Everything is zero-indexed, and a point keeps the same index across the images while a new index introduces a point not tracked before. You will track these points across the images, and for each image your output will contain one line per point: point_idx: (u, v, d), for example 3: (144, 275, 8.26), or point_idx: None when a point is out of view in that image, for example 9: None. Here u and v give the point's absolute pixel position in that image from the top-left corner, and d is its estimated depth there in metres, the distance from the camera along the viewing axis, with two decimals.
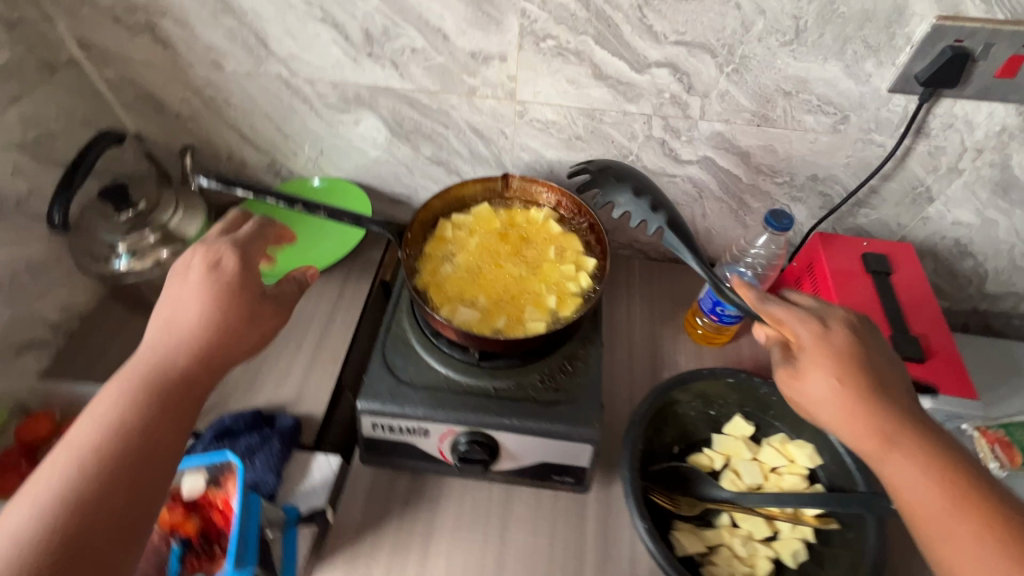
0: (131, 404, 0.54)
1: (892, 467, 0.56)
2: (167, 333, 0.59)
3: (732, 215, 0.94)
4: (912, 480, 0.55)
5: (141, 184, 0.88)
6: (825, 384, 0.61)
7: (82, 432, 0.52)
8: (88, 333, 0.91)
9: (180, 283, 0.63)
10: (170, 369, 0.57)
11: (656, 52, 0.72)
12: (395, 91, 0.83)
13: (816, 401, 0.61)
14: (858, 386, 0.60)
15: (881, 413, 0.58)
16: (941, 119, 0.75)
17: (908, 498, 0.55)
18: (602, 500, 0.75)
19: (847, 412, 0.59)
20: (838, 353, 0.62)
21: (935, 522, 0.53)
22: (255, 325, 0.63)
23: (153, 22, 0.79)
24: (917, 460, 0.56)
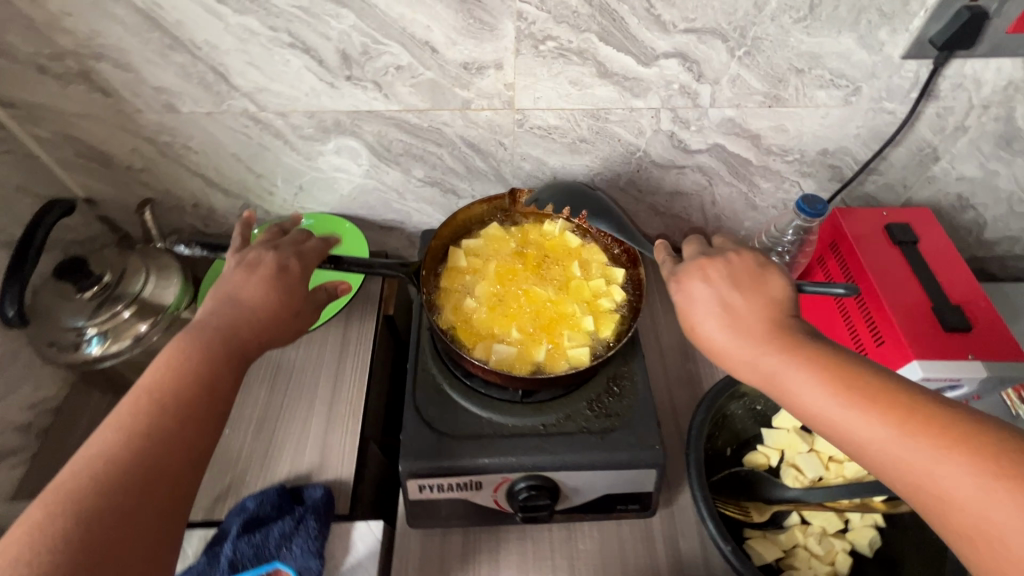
0: (180, 382, 0.52)
1: (788, 384, 0.51)
2: (223, 314, 0.59)
3: (743, 198, 0.90)
4: (816, 394, 0.50)
5: (100, 254, 0.78)
6: (709, 322, 0.56)
7: (128, 412, 0.50)
8: (64, 426, 0.81)
9: (243, 273, 0.63)
10: (220, 353, 0.56)
11: (665, 42, 0.68)
12: (380, 113, 0.75)
13: (710, 342, 0.56)
14: (731, 313, 0.56)
15: (775, 333, 0.54)
16: (950, 80, 0.74)
17: (819, 416, 0.50)
18: (667, 519, 0.72)
19: (737, 341, 0.54)
20: (702, 292, 0.58)
21: (857, 430, 0.47)
22: (301, 321, 0.64)
23: (88, 68, 0.68)
24: (815, 372, 0.50)
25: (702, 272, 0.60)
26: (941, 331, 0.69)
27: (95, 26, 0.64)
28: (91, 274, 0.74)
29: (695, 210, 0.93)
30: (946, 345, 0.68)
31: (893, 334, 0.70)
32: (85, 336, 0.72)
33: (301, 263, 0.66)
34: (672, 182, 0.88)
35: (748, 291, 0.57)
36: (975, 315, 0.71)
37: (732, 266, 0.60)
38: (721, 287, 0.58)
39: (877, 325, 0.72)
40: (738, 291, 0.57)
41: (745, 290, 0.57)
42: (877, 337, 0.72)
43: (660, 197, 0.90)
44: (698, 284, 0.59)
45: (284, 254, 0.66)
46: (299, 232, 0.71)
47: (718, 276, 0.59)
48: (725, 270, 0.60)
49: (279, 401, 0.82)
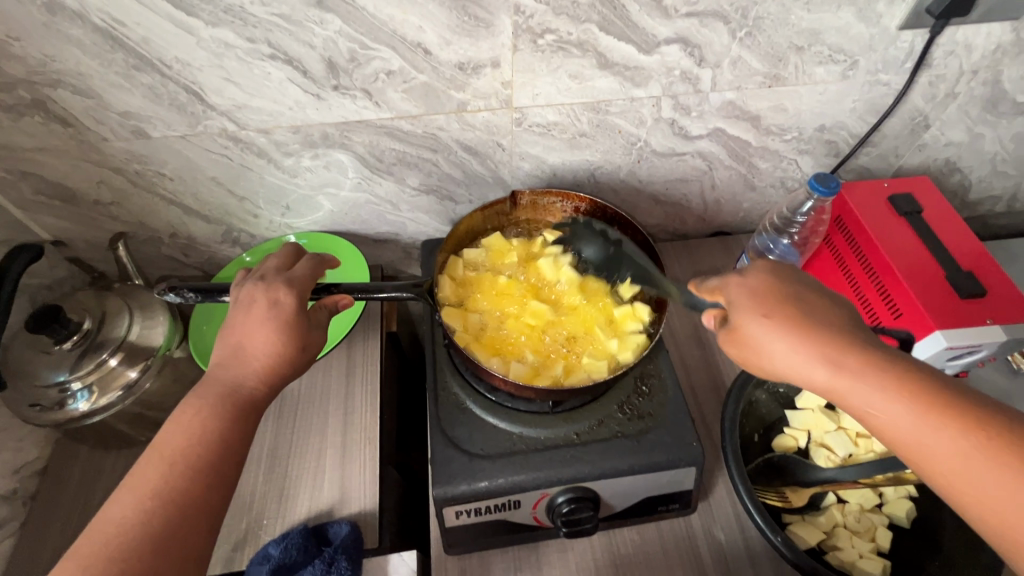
0: (196, 442, 0.49)
1: (862, 403, 0.45)
2: (231, 365, 0.54)
3: (742, 180, 0.89)
4: (902, 417, 0.43)
5: (76, 298, 0.71)
6: (764, 328, 0.49)
7: (144, 475, 0.47)
8: (52, 488, 0.74)
9: (240, 315, 0.56)
10: (235, 405, 0.52)
11: (666, 28, 0.65)
12: (371, 123, 0.70)
13: (767, 356, 0.49)
14: (793, 321, 0.49)
15: (843, 340, 0.47)
16: (943, 47, 0.74)
17: (901, 441, 0.44)
18: (708, 513, 0.70)
19: (801, 353, 0.47)
20: (755, 296, 0.51)
21: (951, 460, 0.41)
22: (310, 354, 0.58)
23: (44, 97, 0.62)
24: (897, 402, 0.44)
25: (760, 277, 0.53)
26: (956, 298, 0.70)
27: (49, 50, 0.58)
28: (67, 323, 0.67)
29: (695, 196, 0.91)
30: (964, 312, 0.69)
31: (911, 306, 0.70)
32: (70, 392, 0.66)
33: (297, 290, 0.59)
34: (672, 170, 0.86)
35: (812, 297, 0.51)
36: (984, 280, 0.72)
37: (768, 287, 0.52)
38: (777, 290, 0.51)
39: (893, 298, 0.72)
40: (796, 296, 0.51)
41: (806, 294, 0.51)
42: (894, 309, 0.72)
43: (660, 186, 0.88)
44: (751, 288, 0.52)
45: (276, 285, 0.58)
46: (287, 253, 0.64)
47: (773, 278, 0.53)
48: (780, 272, 0.53)
49: (289, 435, 0.77)
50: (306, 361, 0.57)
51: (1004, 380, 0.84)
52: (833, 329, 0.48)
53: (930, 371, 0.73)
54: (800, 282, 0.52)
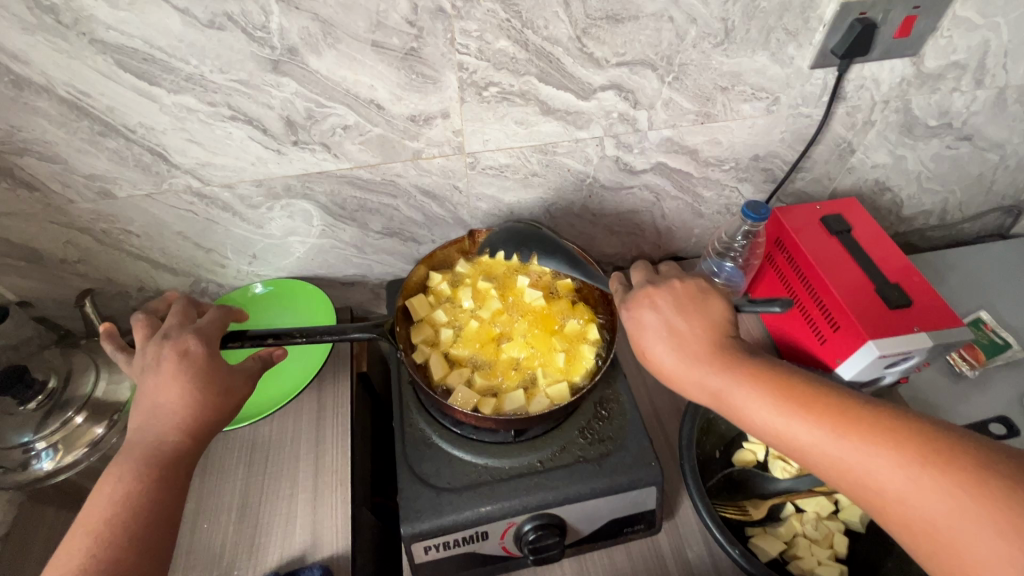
0: (120, 512, 0.51)
1: (739, 401, 0.56)
2: (150, 426, 0.55)
3: (689, 209, 0.95)
4: (766, 407, 0.54)
5: (42, 358, 0.72)
6: (660, 349, 0.61)
7: (68, 552, 0.48)
8: (16, 553, 0.73)
9: (150, 376, 0.57)
10: (159, 463, 0.54)
11: (600, 76, 0.72)
12: (332, 173, 0.74)
13: (665, 365, 0.60)
14: (679, 340, 0.60)
15: (719, 350, 0.59)
16: (854, 82, 0.82)
17: (770, 427, 0.54)
18: (675, 532, 0.72)
19: (687, 356, 0.59)
20: (651, 319, 0.62)
21: (804, 441, 0.52)
22: (236, 398, 0.60)
23: (10, 164, 0.64)
24: (759, 392, 0.55)
25: (654, 301, 0.64)
26: (886, 309, 0.75)
27: (16, 121, 0.61)
28: (33, 383, 0.68)
29: (647, 225, 0.96)
30: (894, 322, 0.74)
31: (847, 319, 0.74)
32: (34, 452, 0.66)
33: (207, 341, 0.61)
34: (622, 202, 0.91)
35: (692, 316, 0.62)
36: (911, 290, 0.78)
37: (676, 292, 0.64)
38: (672, 314, 0.62)
39: (831, 312, 0.77)
40: (684, 316, 0.62)
41: (689, 315, 0.62)
42: (833, 322, 0.77)
43: (613, 217, 0.93)
44: (650, 315, 0.63)
45: (183, 337, 0.60)
46: (184, 308, 0.65)
47: (667, 302, 0.64)
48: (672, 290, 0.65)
49: (256, 484, 0.77)
50: (233, 404, 0.59)
51: (947, 383, 0.88)
52: (711, 345, 0.60)
53: (873, 379, 0.77)
54: (689, 298, 0.63)
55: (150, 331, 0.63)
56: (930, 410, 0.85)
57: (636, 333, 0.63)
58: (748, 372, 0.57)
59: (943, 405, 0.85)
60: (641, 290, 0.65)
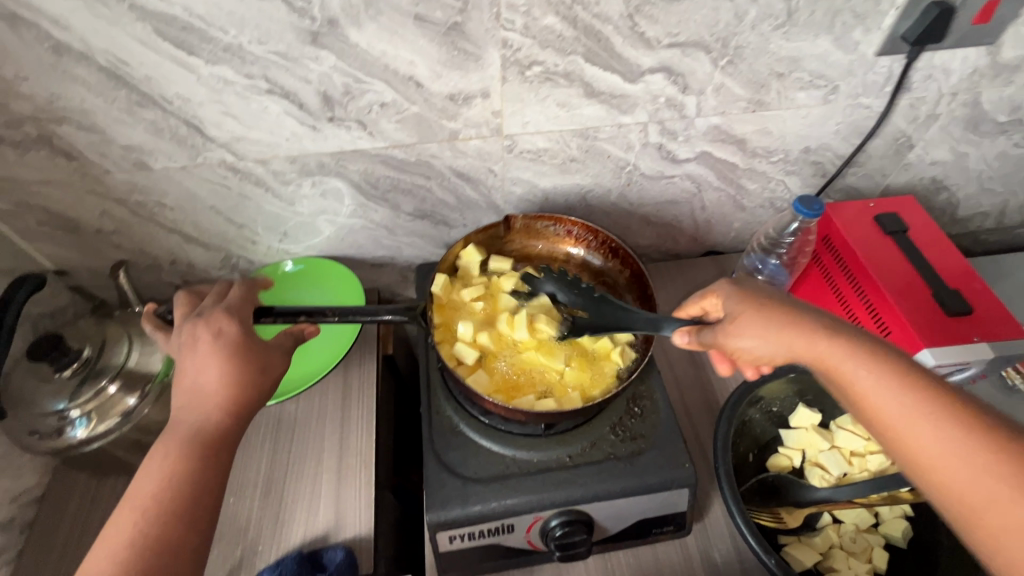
0: (165, 490, 0.50)
1: (858, 385, 0.48)
2: (191, 405, 0.55)
3: (731, 201, 0.91)
4: (890, 397, 0.47)
5: (77, 326, 0.73)
6: (757, 329, 0.53)
7: (117, 527, 0.49)
8: (51, 516, 0.74)
9: (186, 356, 0.57)
10: (203, 442, 0.53)
11: (649, 58, 0.68)
12: (366, 152, 0.72)
13: (760, 348, 0.53)
14: (785, 317, 0.52)
15: (831, 337, 0.50)
16: (921, 71, 0.76)
17: (888, 418, 0.47)
18: (704, 535, 0.70)
19: (788, 342, 0.51)
20: (738, 305, 0.55)
21: (935, 443, 0.44)
22: (274, 375, 0.59)
23: (49, 132, 0.64)
24: (889, 385, 0.47)
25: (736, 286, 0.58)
26: (942, 315, 0.71)
27: (55, 89, 0.60)
28: (68, 351, 0.68)
29: (686, 217, 0.93)
30: (950, 329, 0.69)
31: (899, 324, 0.70)
32: (69, 419, 0.67)
33: (240, 320, 0.60)
34: (662, 192, 0.87)
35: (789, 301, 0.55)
36: (970, 297, 0.73)
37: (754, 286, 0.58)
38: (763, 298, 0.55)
39: (881, 316, 0.73)
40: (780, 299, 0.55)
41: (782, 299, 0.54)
42: (883, 327, 0.73)
43: (651, 207, 0.90)
44: (745, 293, 0.57)
45: (217, 318, 0.59)
46: (222, 290, 0.65)
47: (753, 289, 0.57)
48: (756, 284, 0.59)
49: (283, 463, 0.77)
50: (270, 384, 0.59)
51: (999, 395, 0.83)
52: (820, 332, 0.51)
53: None
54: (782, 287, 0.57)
55: (190, 309, 0.62)
56: None
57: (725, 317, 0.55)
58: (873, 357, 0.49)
59: None
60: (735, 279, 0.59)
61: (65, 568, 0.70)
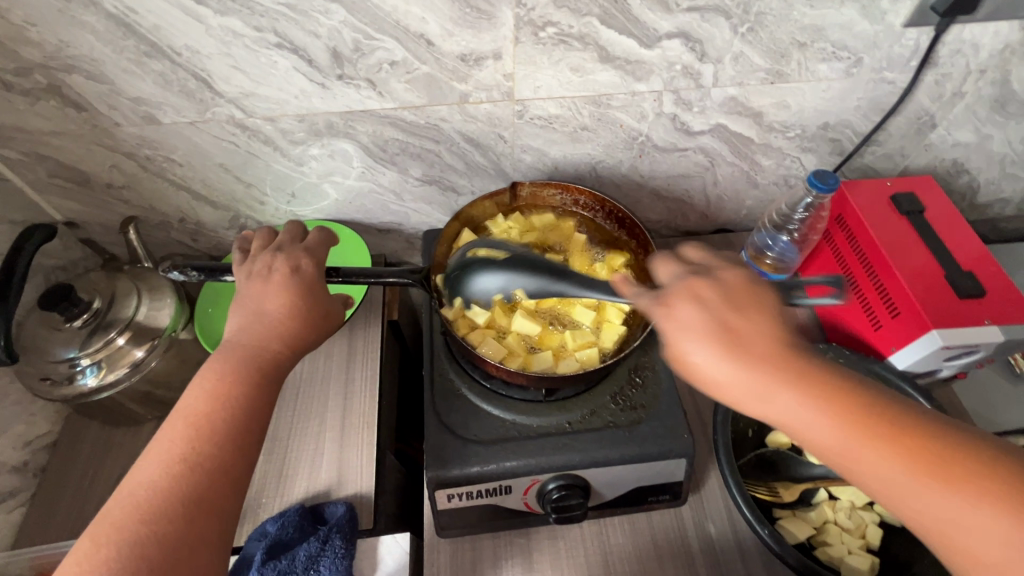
0: (221, 407, 0.50)
1: (801, 425, 0.45)
2: (255, 331, 0.56)
3: (744, 177, 0.89)
4: (835, 437, 0.43)
5: (88, 279, 0.74)
6: (708, 357, 0.47)
7: (167, 440, 0.48)
8: (63, 463, 0.76)
9: (257, 284, 0.58)
10: (258, 370, 0.53)
11: (667, 22, 0.66)
12: (375, 112, 0.72)
13: (706, 374, 0.47)
14: (726, 340, 0.47)
15: (770, 361, 0.46)
16: (949, 46, 0.73)
17: (831, 451, 0.44)
18: (699, 507, 0.71)
19: (732, 367, 0.46)
20: (686, 321, 0.48)
21: (876, 473, 0.42)
22: (333, 322, 0.61)
23: (59, 82, 0.64)
24: (828, 417, 0.44)
25: (680, 296, 0.50)
26: (954, 297, 0.70)
27: (64, 36, 0.60)
28: (78, 302, 0.69)
29: (697, 192, 0.91)
30: (962, 312, 0.68)
31: (909, 306, 0.70)
32: (79, 367, 0.68)
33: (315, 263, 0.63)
34: (674, 165, 0.86)
35: (740, 318, 0.48)
36: (984, 279, 0.72)
37: (695, 285, 0.50)
38: (708, 316, 0.48)
39: (892, 297, 0.72)
40: (727, 316, 0.48)
41: (729, 313, 0.48)
42: (893, 308, 0.72)
43: (662, 180, 0.88)
44: (696, 308, 0.49)
45: (296, 254, 0.62)
46: (293, 229, 0.66)
47: (699, 302, 0.49)
48: (690, 280, 0.51)
49: (299, 415, 0.79)
50: (326, 331, 0.60)
51: (1006, 384, 0.82)
52: (765, 354, 0.46)
53: (927, 371, 0.73)
54: (731, 295, 0.49)
55: (268, 243, 0.64)
56: (983, 412, 0.79)
57: (671, 340, 0.49)
58: (819, 391, 0.45)
59: (999, 408, 0.80)
60: (682, 284, 0.51)
61: (76, 510, 0.73)
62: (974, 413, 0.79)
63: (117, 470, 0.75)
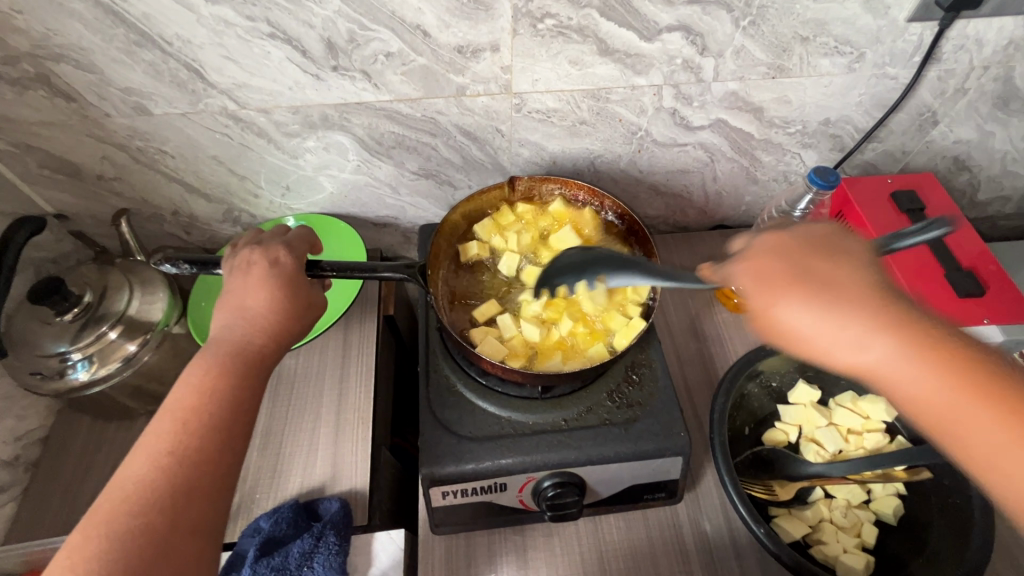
0: (208, 401, 0.50)
1: (895, 378, 0.44)
2: (237, 324, 0.55)
3: (744, 173, 0.88)
4: (934, 391, 0.43)
5: (79, 272, 0.73)
6: (791, 306, 0.47)
7: (155, 433, 0.48)
8: (55, 458, 0.76)
9: (239, 277, 0.58)
10: (242, 362, 0.53)
11: (668, 15, 0.65)
12: (370, 105, 0.70)
13: (794, 329, 0.47)
14: (824, 293, 0.47)
15: (872, 310, 0.45)
16: (953, 41, 0.72)
17: (928, 410, 0.43)
18: (694, 505, 0.70)
19: (822, 321, 0.46)
20: (757, 280, 0.50)
21: (973, 431, 0.42)
22: (316, 311, 0.60)
23: (47, 71, 0.63)
24: (931, 368, 0.43)
25: (769, 257, 0.51)
26: (954, 297, 0.69)
27: (51, 23, 0.58)
28: (69, 296, 0.68)
29: (696, 187, 0.90)
30: (962, 313, 0.68)
31: None
32: (71, 361, 0.67)
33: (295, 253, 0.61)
34: (673, 160, 0.85)
35: (843, 265, 0.48)
36: (985, 280, 0.71)
37: (777, 248, 0.51)
38: (793, 268, 0.49)
39: None
40: (809, 268, 0.49)
41: (822, 264, 0.49)
42: None
43: (661, 176, 0.87)
44: (772, 266, 0.50)
45: (275, 246, 0.60)
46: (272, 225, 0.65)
47: (786, 254, 0.50)
48: (794, 234, 0.52)
49: (290, 410, 0.79)
50: (310, 320, 0.59)
51: None
52: (870, 301, 0.46)
53: None
54: (813, 250, 0.50)
55: (251, 237, 0.63)
56: None
57: (756, 297, 0.49)
58: (914, 335, 0.44)
59: None
60: (764, 242, 0.52)
61: (68, 505, 0.72)
62: None
63: (109, 464, 0.75)
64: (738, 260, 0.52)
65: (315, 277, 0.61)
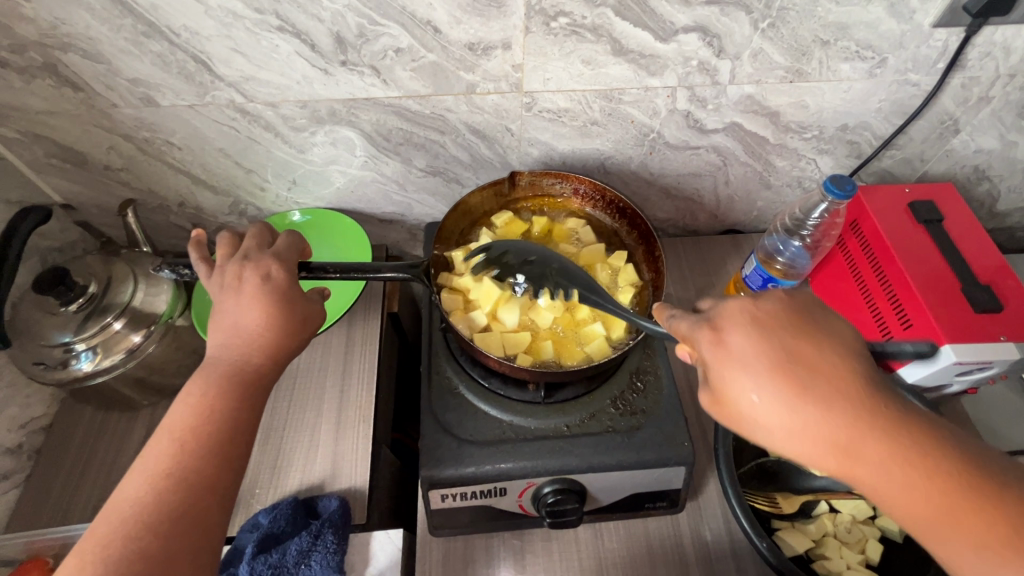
0: (205, 420, 0.50)
1: (860, 472, 0.41)
2: (232, 346, 0.54)
3: (757, 178, 0.87)
4: (890, 482, 0.41)
5: (84, 262, 0.72)
6: (758, 396, 0.43)
7: (155, 454, 0.48)
8: (58, 447, 0.76)
9: (232, 295, 0.56)
10: (239, 381, 0.52)
11: (684, 16, 0.63)
12: (379, 101, 0.70)
13: (755, 416, 0.43)
14: (786, 379, 0.43)
15: (834, 403, 0.42)
16: (979, 47, 0.70)
17: (888, 498, 0.41)
18: (697, 516, 0.69)
19: (785, 408, 0.42)
20: (741, 358, 0.44)
21: (917, 521, 0.40)
22: (311, 329, 0.58)
23: (54, 60, 0.62)
24: (883, 460, 0.41)
25: (740, 330, 0.45)
26: (971, 312, 0.67)
27: (59, 12, 0.58)
28: (74, 286, 0.68)
29: (708, 191, 0.89)
30: (978, 327, 0.66)
31: (922, 319, 0.68)
32: (74, 352, 0.67)
33: (286, 267, 0.59)
34: (685, 163, 0.83)
35: (807, 353, 0.44)
36: (1004, 294, 0.69)
37: (744, 313, 0.46)
38: (768, 349, 0.44)
39: (905, 308, 0.70)
40: (790, 346, 0.44)
41: (790, 347, 0.44)
42: (905, 319, 0.70)
43: (672, 178, 0.86)
44: (757, 347, 0.44)
45: (264, 261, 0.58)
46: (261, 232, 0.63)
47: (757, 329, 0.45)
48: (759, 317, 0.45)
49: (287, 419, 0.77)
50: (308, 334, 0.58)
51: (1017, 399, 0.80)
52: (826, 388, 0.42)
53: (937, 385, 0.71)
54: (790, 323, 0.45)
55: (233, 250, 0.61)
56: (993, 427, 0.77)
57: (721, 376, 0.44)
58: (873, 430, 0.41)
59: (1009, 423, 0.78)
60: (732, 305, 0.47)
61: (70, 494, 0.73)
62: (983, 427, 0.77)
63: (112, 455, 0.75)
64: (708, 332, 0.46)
65: (317, 279, 0.60)
